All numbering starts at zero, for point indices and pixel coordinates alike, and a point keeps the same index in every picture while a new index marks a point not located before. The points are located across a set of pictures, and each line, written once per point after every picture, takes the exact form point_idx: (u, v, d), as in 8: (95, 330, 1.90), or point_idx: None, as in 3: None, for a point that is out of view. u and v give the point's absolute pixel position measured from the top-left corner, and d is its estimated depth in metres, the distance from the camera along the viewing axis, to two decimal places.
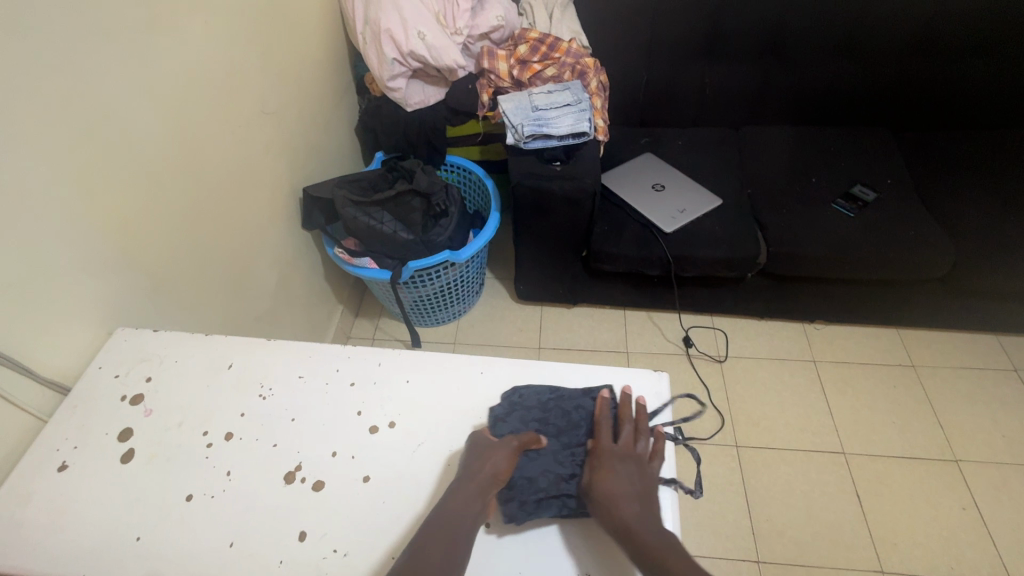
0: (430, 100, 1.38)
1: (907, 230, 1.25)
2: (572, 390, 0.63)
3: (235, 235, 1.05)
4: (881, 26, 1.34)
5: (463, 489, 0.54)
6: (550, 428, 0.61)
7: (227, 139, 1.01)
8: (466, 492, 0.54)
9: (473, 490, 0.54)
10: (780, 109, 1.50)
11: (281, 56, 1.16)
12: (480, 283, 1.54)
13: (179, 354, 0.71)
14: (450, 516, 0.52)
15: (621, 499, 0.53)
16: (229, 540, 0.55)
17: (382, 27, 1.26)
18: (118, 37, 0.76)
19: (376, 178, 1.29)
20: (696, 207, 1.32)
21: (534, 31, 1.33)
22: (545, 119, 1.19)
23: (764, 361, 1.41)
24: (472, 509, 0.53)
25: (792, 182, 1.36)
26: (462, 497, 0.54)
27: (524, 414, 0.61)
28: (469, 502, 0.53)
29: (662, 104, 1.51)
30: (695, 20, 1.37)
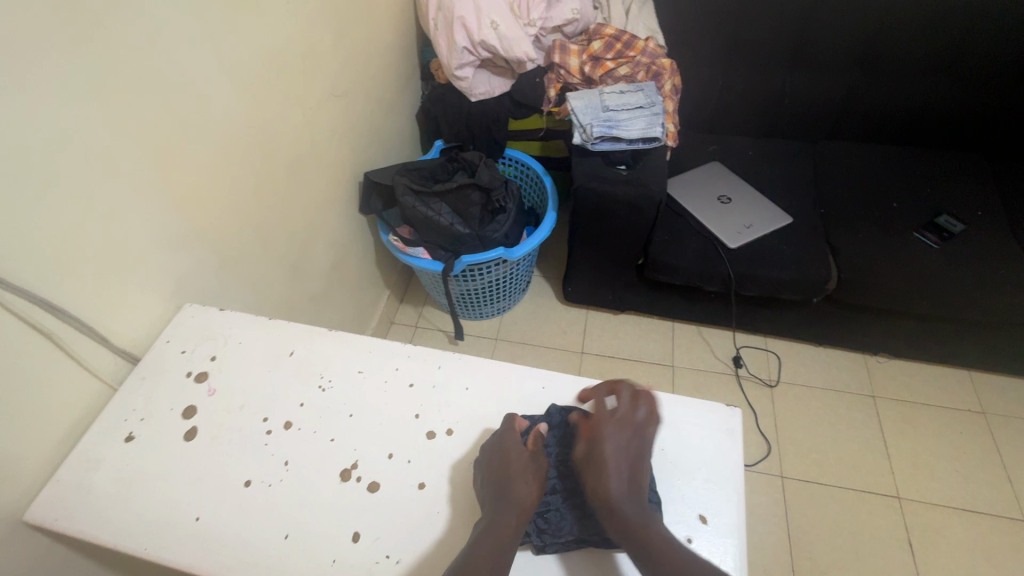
0: (495, 91, 1.35)
1: (996, 267, 1.15)
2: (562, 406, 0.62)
3: (296, 216, 1.05)
4: (989, 44, 1.22)
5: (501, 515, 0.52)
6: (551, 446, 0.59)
7: (297, 120, 1.01)
8: (507, 518, 0.52)
9: (512, 521, 0.52)
10: (863, 127, 1.40)
11: (354, 39, 1.16)
12: (527, 281, 1.52)
13: (243, 336, 0.71)
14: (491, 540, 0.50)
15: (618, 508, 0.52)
16: (284, 532, 0.55)
17: (455, 15, 1.24)
18: (205, 13, 0.76)
19: (437, 166, 1.26)
20: (763, 223, 1.26)
21: (609, 27, 1.28)
22: (616, 120, 1.15)
23: (819, 391, 1.34)
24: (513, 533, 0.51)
25: (870, 205, 1.28)
26: (505, 525, 0.52)
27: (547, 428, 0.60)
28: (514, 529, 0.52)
29: (735, 112, 1.44)
30: (780, 25, 1.30)
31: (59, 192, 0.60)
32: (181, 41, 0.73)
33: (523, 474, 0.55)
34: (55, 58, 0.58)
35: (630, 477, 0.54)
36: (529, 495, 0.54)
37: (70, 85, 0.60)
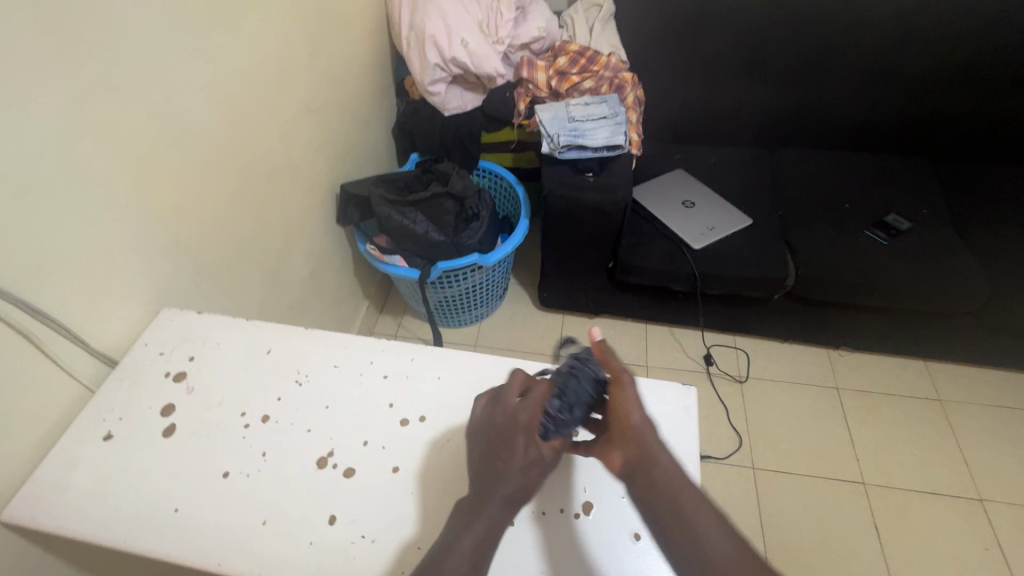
0: (467, 105, 1.42)
1: (940, 260, 1.23)
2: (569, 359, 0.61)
3: (274, 226, 1.08)
4: (923, 56, 1.32)
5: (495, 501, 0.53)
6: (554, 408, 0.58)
7: (273, 133, 1.05)
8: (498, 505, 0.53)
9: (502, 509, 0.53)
10: (815, 134, 1.49)
11: (328, 55, 1.20)
12: (504, 288, 1.57)
13: (221, 337, 0.74)
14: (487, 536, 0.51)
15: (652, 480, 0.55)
16: (262, 519, 0.57)
17: (427, 34, 1.30)
18: (181, 29, 0.80)
19: (410, 178, 1.31)
20: (725, 225, 1.33)
21: (573, 44, 1.36)
22: (581, 130, 1.21)
23: (786, 385, 1.40)
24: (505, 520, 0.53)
25: (824, 206, 1.36)
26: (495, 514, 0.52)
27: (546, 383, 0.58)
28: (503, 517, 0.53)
29: (696, 122, 1.51)
30: (734, 40, 1.38)
31: (37, 198, 0.62)
32: (158, 56, 0.77)
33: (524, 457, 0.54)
34: (35, 71, 0.60)
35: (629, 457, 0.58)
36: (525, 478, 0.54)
37: (50, 96, 0.62)
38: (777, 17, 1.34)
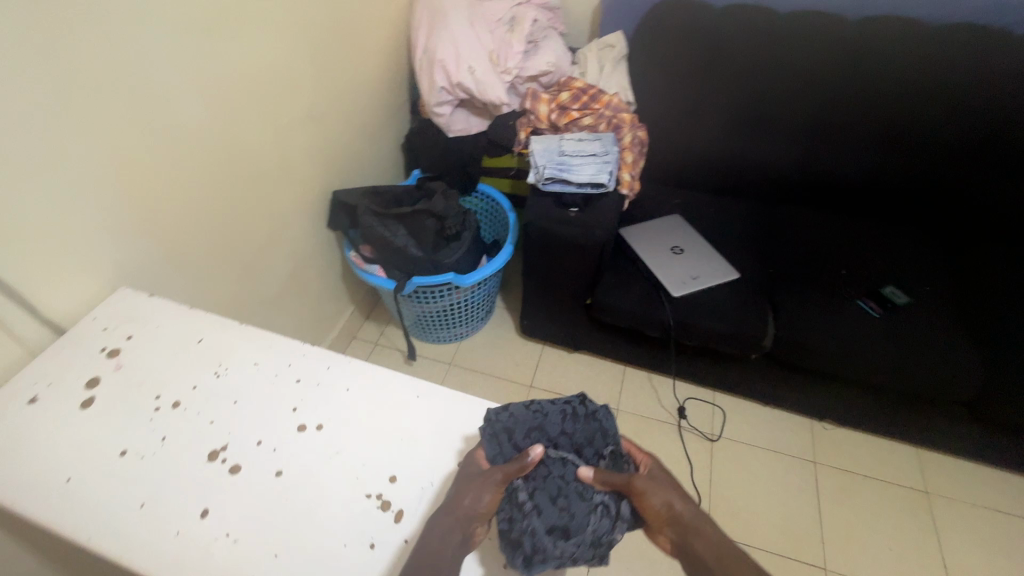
0: (472, 129, 1.47)
1: (931, 340, 1.16)
2: (541, 404, 0.69)
3: (258, 223, 1.13)
4: (938, 127, 1.27)
5: (439, 523, 0.55)
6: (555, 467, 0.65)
7: (268, 136, 1.10)
8: (444, 523, 0.55)
9: (452, 528, 0.55)
10: (821, 195, 1.44)
11: (339, 69, 1.27)
12: (487, 311, 1.58)
13: (161, 320, 0.77)
14: (429, 550, 0.53)
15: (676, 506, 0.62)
16: (141, 501, 0.59)
17: (437, 58, 1.35)
18: (182, 30, 0.86)
19: (401, 192, 1.34)
20: (710, 275, 1.29)
21: (578, 81, 1.37)
22: (568, 165, 1.21)
23: (758, 450, 1.33)
24: (449, 543, 0.54)
25: (817, 268, 1.31)
26: (445, 526, 0.55)
27: (525, 427, 0.65)
28: (443, 534, 0.54)
29: (699, 169, 1.50)
30: (742, 93, 1.38)
31: (11, 169, 0.68)
32: (154, 52, 0.83)
33: (484, 486, 0.58)
34: (22, 54, 0.66)
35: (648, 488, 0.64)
36: (484, 504, 0.57)
37: (35, 78, 0.68)
38: (787, 73, 1.33)
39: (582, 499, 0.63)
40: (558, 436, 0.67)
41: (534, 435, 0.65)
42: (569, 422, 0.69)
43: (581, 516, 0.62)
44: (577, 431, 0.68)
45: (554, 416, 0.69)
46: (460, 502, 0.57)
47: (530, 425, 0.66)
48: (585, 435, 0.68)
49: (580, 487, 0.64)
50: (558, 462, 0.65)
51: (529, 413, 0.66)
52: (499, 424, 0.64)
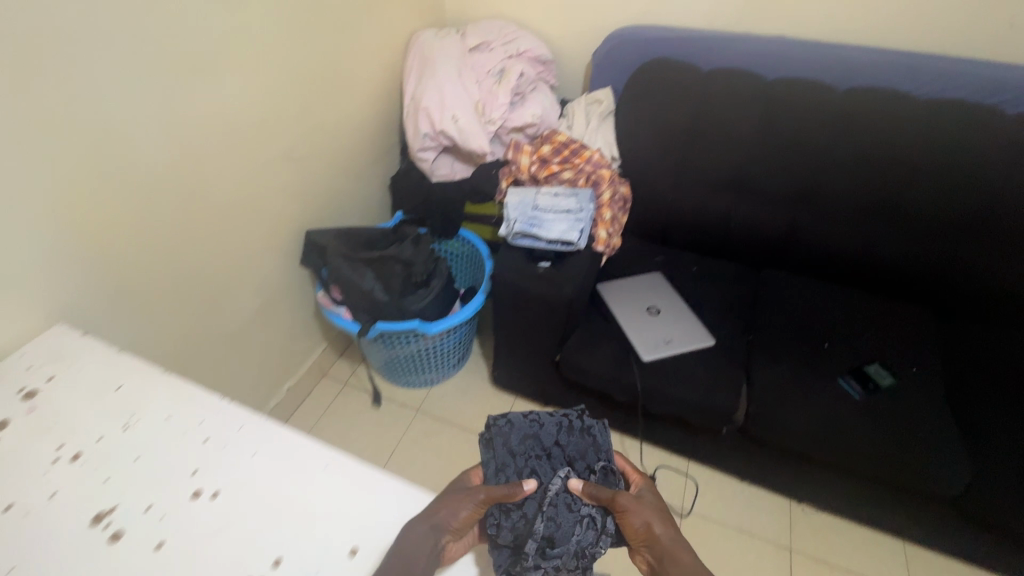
0: (456, 175, 1.49)
1: (913, 428, 1.09)
2: (541, 416, 0.85)
3: (223, 259, 1.13)
4: (927, 204, 1.22)
5: (413, 531, 0.58)
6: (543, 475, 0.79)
7: (241, 175, 1.11)
8: (415, 529, 0.58)
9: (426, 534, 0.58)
10: (807, 263, 1.39)
11: (325, 111, 1.29)
12: (460, 358, 1.55)
13: (88, 362, 0.76)
14: (406, 550, 0.56)
15: (653, 520, 0.74)
16: (10, 564, 0.55)
17: (422, 105, 1.37)
18: (149, 70, 0.88)
19: (376, 235, 1.34)
20: (684, 340, 1.24)
21: (561, 135, 1.36)
22: (539, 220, 1.19)
23: (729, 531, 1.25)
24: (421, 550, 0.56)
25: (798, 341, 1.25)
26: (420, 531, 0.58)
27: (523, 436, 0.82)
28: (415, 543, 0.57)
29: (684, 229, 1.47)
30: (728, 156, 1.35)
31: None
32: (116, 91, 0.84)
33: (461, 506, 0.66)
34: None
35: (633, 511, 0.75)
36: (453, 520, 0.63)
37: None
38: (775, 139, 1.30)
39: (569, 511, 0.74)
40: (550, 446, 0.82)
41: (529, 445, 0.82)
42: (560, 435, 0.83)
43: (567, 526, 0.73)
44: (570, 443, 0.83)
45: (550, 428, 0.84)
46: (438, 513, 0.62)
47: (527, 435, 0.82)
48: (574, 444, 0.83)
49: (568, 499, 0.75)
50: (547, 470, 0.79)
51: (526, 424, 0.83)
52: (497, 431, 0.82)
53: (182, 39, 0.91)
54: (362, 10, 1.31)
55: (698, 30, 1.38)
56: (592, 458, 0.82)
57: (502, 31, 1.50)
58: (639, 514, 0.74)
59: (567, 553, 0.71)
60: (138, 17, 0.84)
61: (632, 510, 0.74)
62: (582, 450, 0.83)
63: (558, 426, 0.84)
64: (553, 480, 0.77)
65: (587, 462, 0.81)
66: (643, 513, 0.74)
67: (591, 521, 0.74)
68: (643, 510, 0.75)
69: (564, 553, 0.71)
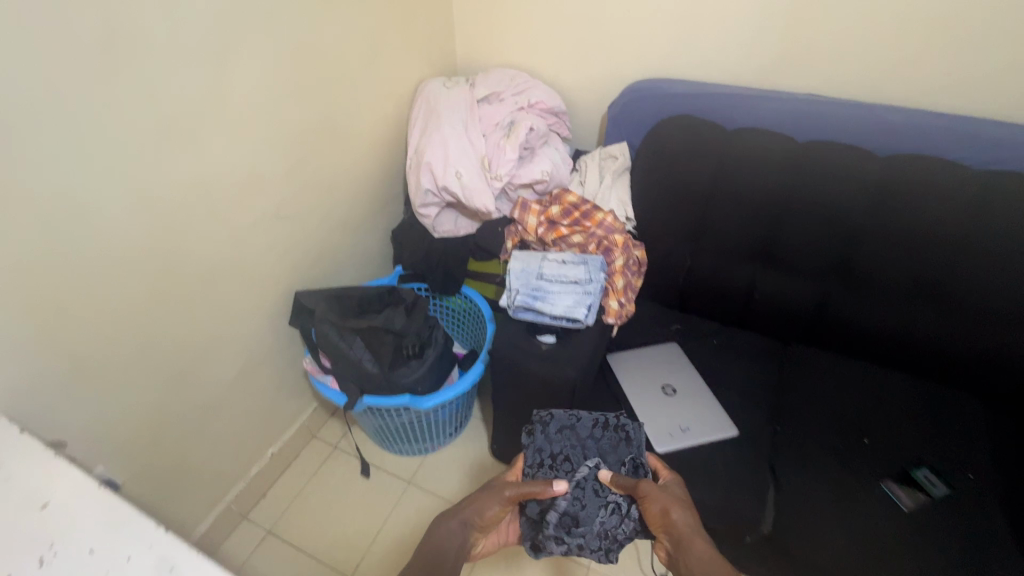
0: (460, 231, 1.40)
1: (971, 555, 0.93)
2: (580, 416, 1.02)
3: (200, 326, 1.05)
4: (980, 286, 1.08)
5: None
6: (571, 465, 0.95)
7: (223, 238, 1.04)
8: None
9: None
10: (841, 341, 1.26)
11: (322, 164, 1.22)
12: (458, 425, 1.43)
13: (17, 468, 0.67)
14: None
15: (669, 507, 0.87)
16: None
17: (424, 160, 1.29)
18: (117, 137, 0.82)
19: (370, 296, 1.24)
20: (702, 427, 1.12)
21: (571, 195, 1.26)
22: (543, 292, 1.10)
23: None
24: None
25: (831, 434, 1.11)
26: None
27: (561, 429, 0.99)
28: None
29: (705, 296, 1.35)
30: (753, 223, 1.24)
31: None
32: (72, 153, 0.77)
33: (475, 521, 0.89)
34: None
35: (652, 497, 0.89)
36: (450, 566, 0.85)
37: None
38: (806, 207, 1.18)
39: (596, 496, 0.92)
40: (583, 441, 0.98)
41: (564, 440, 0.98)
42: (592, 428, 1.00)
43: (591, 509, 0.91)
44: (602, 439, 0.98)
45: (587, 422, 1.01)
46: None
47: (561, 430, 0.99)
48: (605, 441, 0.99)
49: (597, 486, 0.93)
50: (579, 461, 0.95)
51: (563, 420, 1.01)
52: (540, 421, 1.01)
53: (155, 99, 0.85)
54: (366, 60, 1.25)
55: (721, 85, 1.29)
56: (619, 452, 0.98)
57: (512, 81, 1.43)
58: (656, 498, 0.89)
59: (591, 532, 0.90)
60: (107, 79, 0.78)
61: (652, 495, 0.89)
62: (610, 446, 0.98)
63: (592, 422, 1.01)
64: (585, 472, 0.94)
65: (615, 455, 0.97)
66: (662, 501, 0.88)
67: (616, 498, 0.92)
68: (662, 500, 0.88)
69: (587, 532, 0.90)
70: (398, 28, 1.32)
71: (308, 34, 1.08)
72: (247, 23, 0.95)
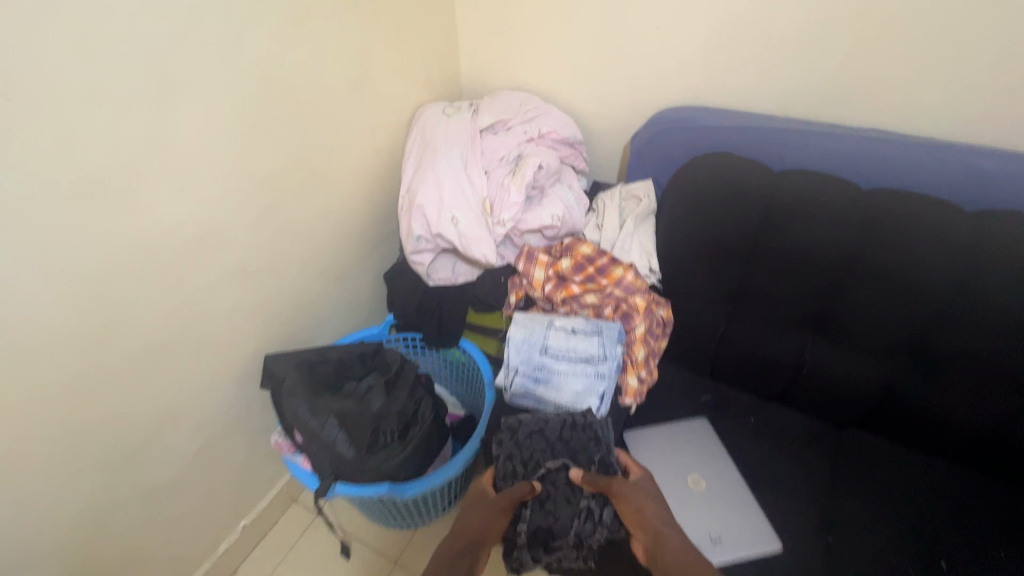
0: (458, 278, 1.23)
1: None
2: (551, 417, 0.94)
3: (150, 402, 0.91)
4: None
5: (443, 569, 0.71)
6: (546, 475, 0.88)
7: (177, 303, 0.89)
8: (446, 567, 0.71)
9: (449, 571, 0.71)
10: (907, 429, 1.04)
11: (300, 209, 1.07)
12: (453, 501, 1.24)
13: None
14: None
15: (642, 503, 0.81)
16: None
17: (416, 202, 1.12)
18: (30, 200, 0.68)
19: (351, 362, 1.08)
20: (736, 535, 0.94)
21: (585, 246, 1.09)
22: (547, 374, 0.97)
23: None
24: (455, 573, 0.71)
25: (901, 557, 0.89)
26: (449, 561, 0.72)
27: (529, 429, 0.93)
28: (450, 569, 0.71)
29: (740, 364, 1.16)
30: (807, 290, 1.04)
31: None
32: None
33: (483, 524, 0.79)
34: None
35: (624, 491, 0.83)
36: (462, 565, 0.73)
37: None
38: (875, 273, 0.97)
39: (566, 503, 0.85)
40: (555, 443, 0.91)
41: (533, 442, 0.91)
42: (562, 427, 0.92)
43: (565, 519, 0.84)
44: (573, 441, 0.91)
45: (555, 424, 0.92)
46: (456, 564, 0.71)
47: (530, 429, 0.93)
48: (574, 440, 0.91)
49: (569, 489, 0.86)
50: (552, 467, 0.88)
51: (531, 420, 0.94)
52: (508, 428, 0.94)
53: (81, 152, 0.71)
54: (354, 89, 1.10)
55: (765, 118, 1.09)
56: (592, 453, 0.90)
57: (520, 108, 1.25)
58: (629, 490, 0.83)
59: (566, 544, 0.83)
60: (13, 133, 0.64)
61: (624, 490, 0.83)
62: (584, 449, 0.90)
63: (560, 418, 0.94)
64: (556, 475, 0.87)
65: (588, 454, 0.90)
66: (635, 496, 0.82)
67: (588, 499, 0.85)
68: (632, 493, 0.82)
69: (564, 545, 0.83)
70: (392, 50, 1.17)
71: (280, 66, 0.93)
72: (203, 59, 0.80)
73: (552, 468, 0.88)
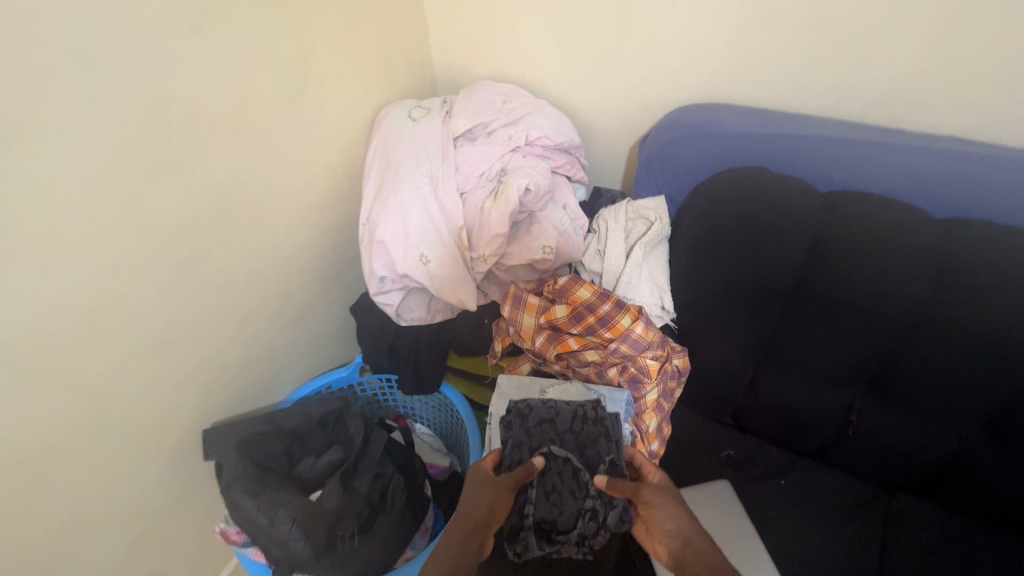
0: (432, 317, 1.03)
1: None
2: (557, 402, 0.84)
3: (59, 509, 0.76)
4: None
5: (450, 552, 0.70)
6: (553, 463, 0.79)
7: (77, 394, 0.72)
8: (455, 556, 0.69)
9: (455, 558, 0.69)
10: (973, 503, 0.87)
11: (233, 253, 0.87)
12: None
13: None
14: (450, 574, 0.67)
15: (673, 516, 0.73)
16: None
17: (377, 236, 0.92)
18: None
19: (307, 433, 0.91)
20: None
21: (584, 289, 0.88)
22: None
23: None
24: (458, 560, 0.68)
25: None
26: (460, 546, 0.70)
27: (536, 414, 0.83)
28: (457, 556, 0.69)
29: (769, 415, 0.98)
30: (867, 343, 0.84)
31: None
32: None
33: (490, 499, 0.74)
34: None
35: (655, 498, 0.75)
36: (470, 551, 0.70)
37: None
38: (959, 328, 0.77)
39: (573, 498, 0.78)
40: (563, 434, 0.81)
41: (539, 428, 0.82)
42: (569, 414, 0.83)
43: (570, 514, 0.78)
44: (581, 432, 0.81)
45: (566, 415, 0.82)
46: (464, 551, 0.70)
47: (535, 414, 0.83)
48: (586, 427, 0.81)
49: (576, 483, 0.78)
50: (561, 461, 0.79)
51: (535, 404, 0.84)
52: (515, 412, 0.83)
53: None
54: (291, 98, 0.87)
55: (811, 123, 0.86)
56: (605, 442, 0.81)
57: (502, 106, 1.02)
58: (657, 498, 0.75)
59: (569, 540, 0.77)
60: None
61: (653, 498, 0.75)
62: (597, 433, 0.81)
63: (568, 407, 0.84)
64: (565, 463, 0.79)
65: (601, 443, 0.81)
66: (663, 505, 0.74)
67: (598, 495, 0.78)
68: (659, 504, 0.74)
69: (567, 540, 0.78)
70: (338, 43, 0.93)
71: (180, 82, 0.70)
72: (58, 87, 0.59)
73: (560, 460, 0.79)
